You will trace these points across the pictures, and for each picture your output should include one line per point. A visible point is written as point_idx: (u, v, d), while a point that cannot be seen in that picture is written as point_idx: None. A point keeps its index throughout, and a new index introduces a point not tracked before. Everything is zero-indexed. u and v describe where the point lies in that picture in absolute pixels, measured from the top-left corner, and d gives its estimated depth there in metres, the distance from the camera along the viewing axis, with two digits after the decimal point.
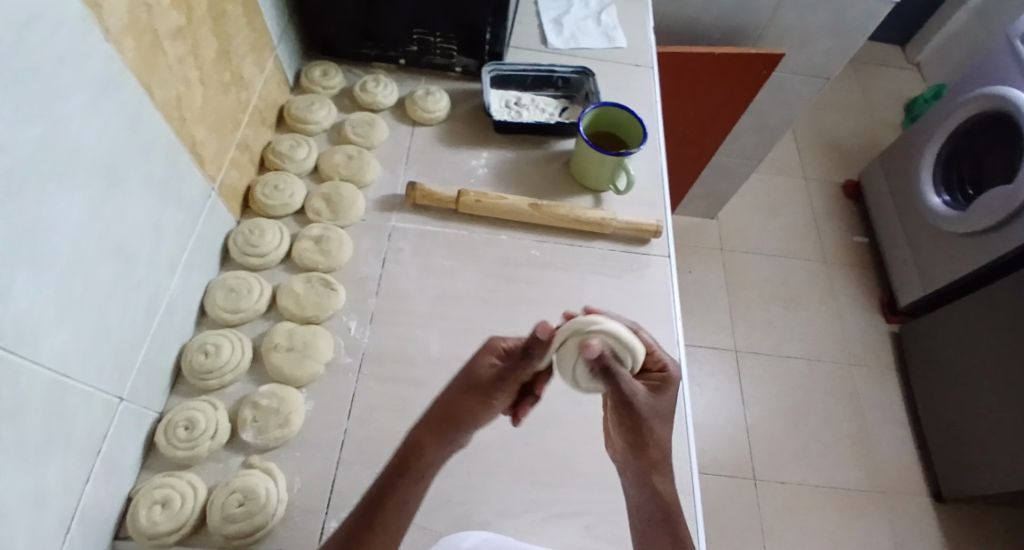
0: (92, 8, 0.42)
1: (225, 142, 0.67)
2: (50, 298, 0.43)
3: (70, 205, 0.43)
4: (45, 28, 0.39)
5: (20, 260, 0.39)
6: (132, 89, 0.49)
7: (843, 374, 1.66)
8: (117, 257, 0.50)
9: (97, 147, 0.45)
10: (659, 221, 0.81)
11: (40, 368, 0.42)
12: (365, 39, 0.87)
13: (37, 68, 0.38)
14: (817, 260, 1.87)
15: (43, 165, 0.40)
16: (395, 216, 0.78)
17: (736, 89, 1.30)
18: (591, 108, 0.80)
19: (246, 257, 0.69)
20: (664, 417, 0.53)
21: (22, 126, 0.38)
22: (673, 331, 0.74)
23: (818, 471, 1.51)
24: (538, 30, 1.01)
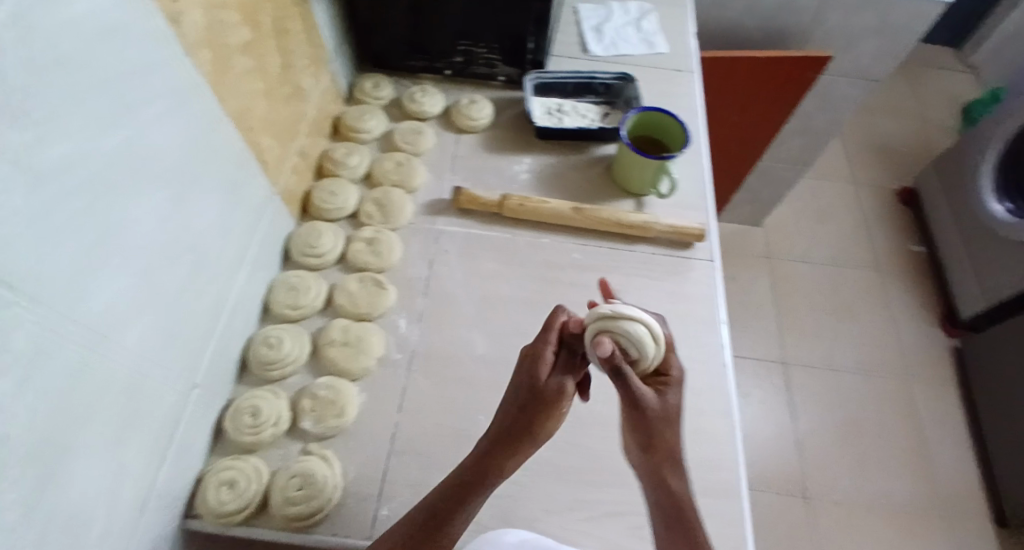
0: (175, 25, 0.47)
1: (286, 150, 0.71)
2: (137, 285, 0.47)
3: (155, 203, 0.48)
4: (134, 41, 0.43)
5: (116, 253, 0.44)
6: (208, 97, 0.53)
7: (898, 386, 1.61)
8: (193, 254, 0.55)
9: (178, 152, 0.50)
10: (703, 225, 0.81)
11: (125, 350, 0.47)
12: (412, 51, 0.91)
13: (127, 76, 0.43)
14: (869, 269, 1.81)
15: (131, 169, 0.45)
16: (442, 220, 0.81)
17: (780, 92, 1.29)
18: (631, 111, 0.81)
19: (305, 257, 0.73)
20: (672, 416, 0.53)
21: (115, 127, 0.42)
22: (719, 334, 0.74)
23: (874, 486, 1.45)
24: (579, 38, 1.03)
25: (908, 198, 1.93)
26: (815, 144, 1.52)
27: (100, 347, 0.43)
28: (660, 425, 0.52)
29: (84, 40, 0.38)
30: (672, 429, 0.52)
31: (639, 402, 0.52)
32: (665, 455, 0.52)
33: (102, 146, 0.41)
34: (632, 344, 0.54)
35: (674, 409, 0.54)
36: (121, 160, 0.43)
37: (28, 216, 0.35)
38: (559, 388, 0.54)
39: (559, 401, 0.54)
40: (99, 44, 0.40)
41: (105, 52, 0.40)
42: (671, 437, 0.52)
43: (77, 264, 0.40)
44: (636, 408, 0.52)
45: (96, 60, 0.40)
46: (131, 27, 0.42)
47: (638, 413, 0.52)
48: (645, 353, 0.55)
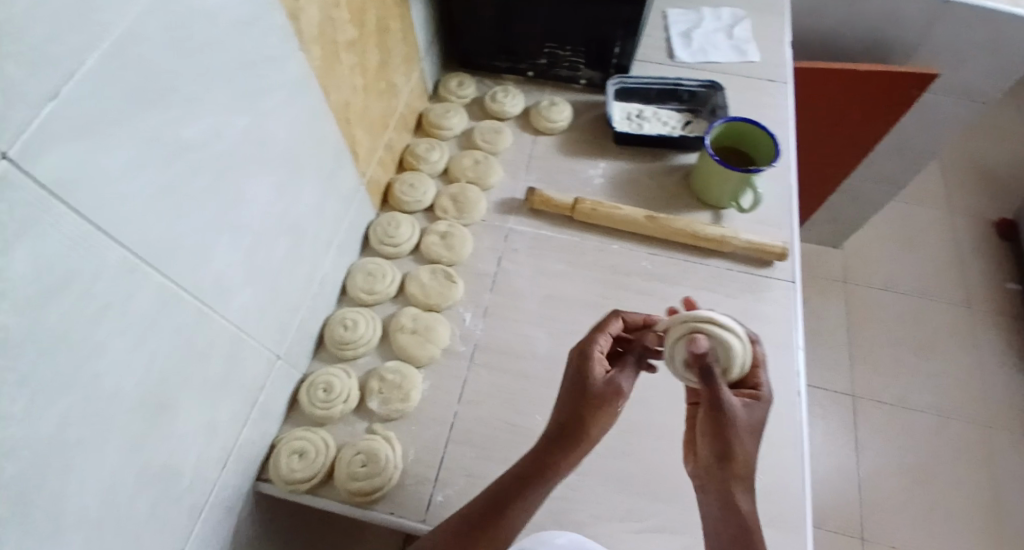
0: (293, 22, 0.51)
1: (376, 142, 0.76)
2: (238, 261, 0.52)
3: (259, 185, 0.53)
4: (257, 37, 0.47)
5: (223, 228, 0.49)
6: (311, 91, 0.57)
7: (976, 433, 1.55)
8: (286, 233, 0.59)
9: (282, 140, 0.55)
10: (786, 244, 0.79)
11: (224, 319, 0.51)
12: (498, 52, 0.93)
13: (247, 69, 0.47)
14: (957, 303, 1.75)
15: (242, 152, 0.49)
16: (512, 219, 0.82)
17: (878, 107, 1.24)
18: (717, 122, 0.80)
19: (382, 246, 0.77)
20: (750, 429, 0.52)
21: (232, 117, 0.46)
22: (794, 360, 0.73)
23: (939, 533, 1.42)
24: (666, 43, 1.02)
25: (1007, 231, 1.84)
26: (909, 167, 1.44)
27: (203, 316, 0.48)
28: (736, 438, 0.51)
29: (214, 35, 0.42)
30: (748, 444, 0.51)
31: (722, 411, 0.51)
32: (734, 470, 0.51)
33: (219, 134, 0.45)
34: (723, 351, 0.56)
35: (756, 422, 0.52)
36: (233, 147, 0.48)
37: (155, 194, 0.40)
38: (612, 388, 0.54)
39: (615, 401, 0.54)
40: (226, 40, 0.44)
41: (231, 42, 0.44)
42: (747, 453, 0.51)
43: (190, 240, 0.45)
44: (717, 417, 0.51)
45: (222, 54, 0.44)
46: (256, 22, 0.46)
47: (720, 423, 0.51)
48: (733, 363, 0.56)
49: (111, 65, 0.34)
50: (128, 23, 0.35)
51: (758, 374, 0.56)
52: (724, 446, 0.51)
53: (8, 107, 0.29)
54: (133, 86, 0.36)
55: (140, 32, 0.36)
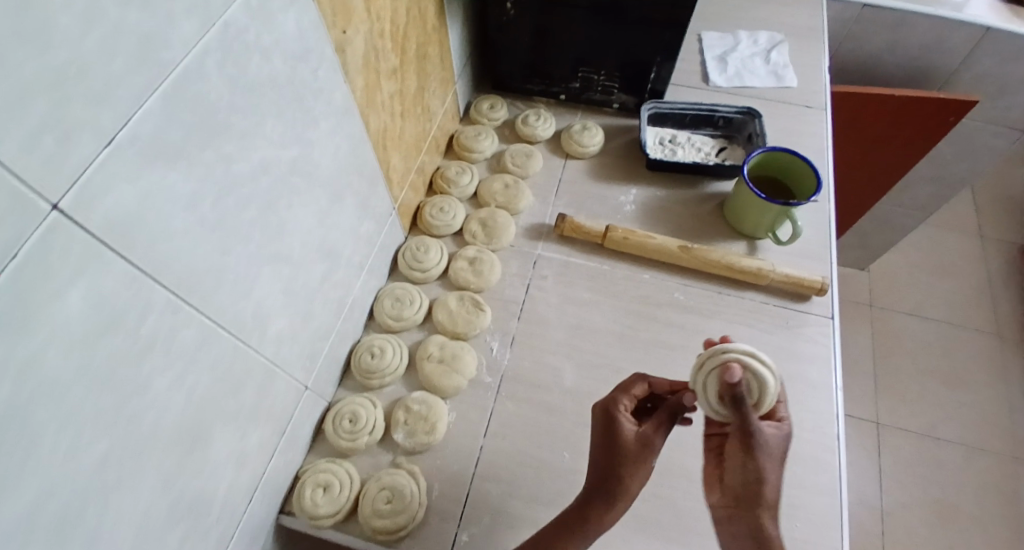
0: (340, 54, 0.52)
1: (409, 166, 0.76)
2: (281, 290, 0.52)
3: (300, 214, 0.52)
4: (309, 68, 0.47)
5: (265, 260, 0.48)
6: (355, 119, 0.58)
7: (1002, 463, 1.51)
8: (324, 259, 0.59)
9: (324, 168, 0.54)
10: (825, 278, 0.77)
11: (264, 350, 0.51)
12: (532, 75, 0.92)
13: (297, 99, 0.47)
14: (989, 334, 1.70)
15: (286, 182, 0.48)
16: (542, 245, 0.81)
17: (915, 133, 1.21)
18: (756, 151, 0.78)
19: (411, 271, 0.76)
20: (775, 456, 0.52)
21: (281, 149, 0.46)
22: (832, 400, 0.71)
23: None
24: (701, 67, 1.00)
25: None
26: (944, 195, 1.41)
27: (243, 350, 0.48)
28: (764, 465, 0.51)
29: (269, 67, 0.42)
30: (773, 474, 0.52)
31: (754, 437, 0.51)
32: (762, 498, 0.51)
33: (267, 167, 0.45)
34: (758, 385, 0.54)
35: (779, 452, 0.53)
36: (279, 179, 0.47)
37: (206, 232, 0.40)
38: (641, 442, 0.55)
39: (646, 456, 0.55)
40: (279, 72, 0.44)
41: (282, 75, 0.44)
42: (774, 481, 0.51)
43: (237, 274, 0.44)
44: (748, 443, 0.51)
45: (275, 87, 0.44)
46: (308, 54, 0.47)
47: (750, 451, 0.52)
48: (766, 398, 0.54)
49: (172, 104, 0.34)
50: (191, 62, 0.35)
51: (779, 407, 0.56)
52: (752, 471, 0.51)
53: (68, 153, 0.29)
54: (192, 124, 0.36)
55: (202, 70, 0.36)
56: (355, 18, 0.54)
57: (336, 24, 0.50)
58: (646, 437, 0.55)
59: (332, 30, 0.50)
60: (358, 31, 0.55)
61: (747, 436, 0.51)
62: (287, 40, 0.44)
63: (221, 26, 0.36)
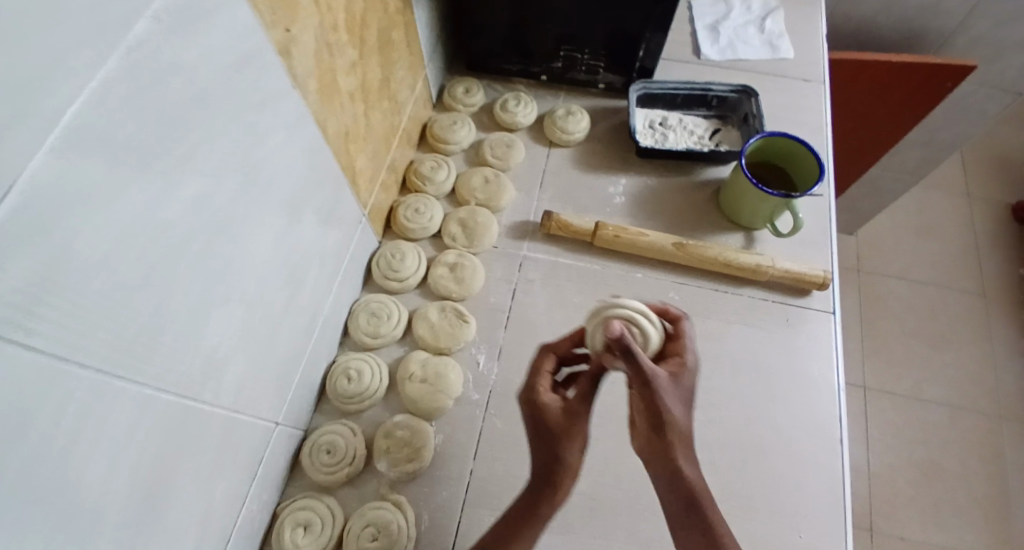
0: (285, 58, 0.45)
1: (379, 166, 0.70)
2: (237, 330, 0.47)
3: (253, 245, 0.46)
4: (247, 80, 0.41)
5: (212, 304, 0.43)
6: (312, 127, 0.52)
7: (982, 421, 1.53)
8: (287, 285, 0.53)
9: (278, 188, 0.48)
10: (827, 272, 0.72)
11: (221, 397, 0.46)
12: (509, 55, 0.85)
13: (236, 118, 0.41)
14: (975, 293, 1.70)
15: (230, 213, 0.43)
16: (527, 244, 0.75)
17: (909, 99, 1.16)
18: (756, 137, 0.72)
19: (387, 281, 0.70)
20: (677, 399, 0.52)
21: (221, 178, 0.41)
22: (836, 401, 0.68)
23: (946, 528, 1.40)
24: (692, 38, 0.93)
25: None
26: (933, 159, 1.37)
27: (195, 406, 0.43)
28: (666, 409, 0.51)
29: (196, 88, 0.36)
30: (679, 410, 0.52)
31: (650, 385, 0.51)
32: (671, 441, 0.53)
33: (207, 202, 0.40)
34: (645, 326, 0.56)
35: (685, 390, 0.53)
36: (225, 212, 0.42)
37: (130, 292, 0.35)
38: (563, 415, 0.55)
39: (574, 427, 0.55)
40: (208, 90, 0.37)
41: (213, 96, 0.38)
42: (678, 421, 0.52)
43: (178, 328, 0.40)
44: (648, 394, 0.51)
45: (206, 109, 0.38)
46: (245, 64, 0.40)
47: (652, 403, 0.52)
48: (650, 340, 0.55)
49: (67, 158, 0.28)
50: (87, 102, 0.29)
51: (682, 345, 0.56)
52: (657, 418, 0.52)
53: None
54: (97, 175, 0.31)
55: (102, 110, 0.30)
56: (302, 14, 0.47)
57: (277, 23, 0.44)
58: (568, 412, 0.55)
59: (273, 32, 0.43)
60: (306, 27, 0.48)
61: (645, 383, 0.51)
62: (216, 53, 0.37)
63: (126, 52, 0.30)
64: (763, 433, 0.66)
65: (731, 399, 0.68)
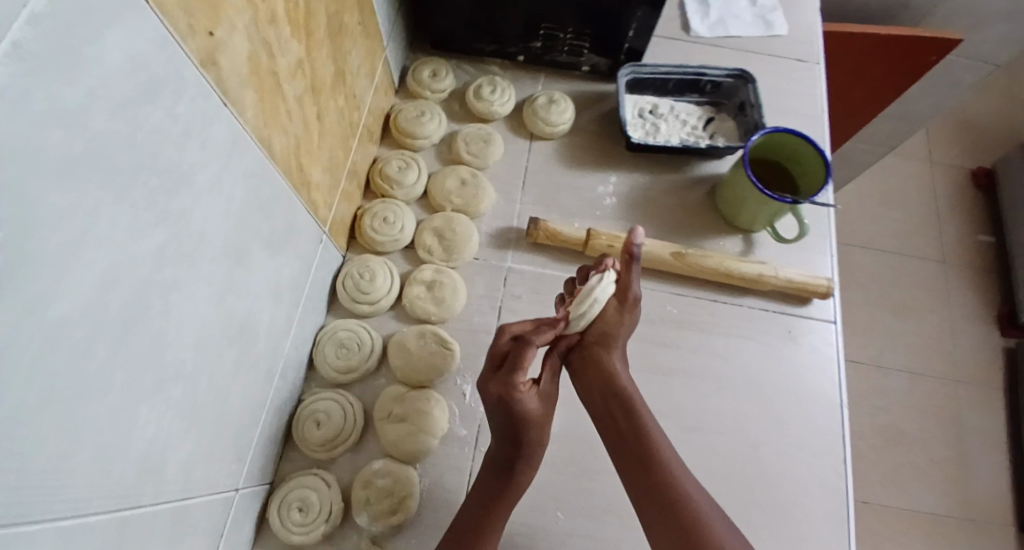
0: (211, 71, 0.35)
1: (338, 173, 0.60)
2: (178, 411, 0.38)
3: (192, 308, 0.37)
4: (159, 110, 0.31)
5: (143, 392, 0.34)
6: (254, 150, 0.42)
7: (941, 385, 1.57)
8: (239, 340, 0.45)
9: (220, 234, 0.39)
10: (830, 279, 0.67)
11: (162, 492, 0.38)
12: (481, 33, 0.75)
13: (150, 162, 0.31)
14: (935, 261, 1.72)
15: (158, 280, 0.34)
16: (512, 255, 0.68)
17: (889, 74, 1.11)
18: (759, 133, 0.65)
19: (355, 304, 0.62)
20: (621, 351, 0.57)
21: (137, 242, 0.31)
22: (839, 418, 0.64)
23: (908, 491, 1.46)
24: (680, 12, 0.85)
25: (984, 181, 1.80)
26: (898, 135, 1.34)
27: (125, 517, 0.35)
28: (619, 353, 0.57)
29: (85, 137, 0.26)
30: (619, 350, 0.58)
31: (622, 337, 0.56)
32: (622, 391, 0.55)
33: (118, 278, 0.30)
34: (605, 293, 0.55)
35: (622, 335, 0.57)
36: (146, 284, 0.33)
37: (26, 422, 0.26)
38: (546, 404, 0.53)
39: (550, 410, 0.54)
40: (104, 136, 0.28)
41: (118, 142, 0.29)
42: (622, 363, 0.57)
43: (96, 439, 0.31)
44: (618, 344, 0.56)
45: (102, 162, 0.28)
46: (153, 91, 0.30)
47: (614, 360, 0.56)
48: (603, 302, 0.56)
49: None
50: None
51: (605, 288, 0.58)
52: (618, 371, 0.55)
53: None
54: None
55: None
56: (230, 8, 0.36)
57: (197, 27, 0.33)
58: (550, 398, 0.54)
59: (191, 41, 0.33)
60: (236, 25, 0.37)
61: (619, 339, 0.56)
62: (108, 84, 0.27)
63: None
64: (768, 456, 0.61)
65: (731, 422, 0.63)
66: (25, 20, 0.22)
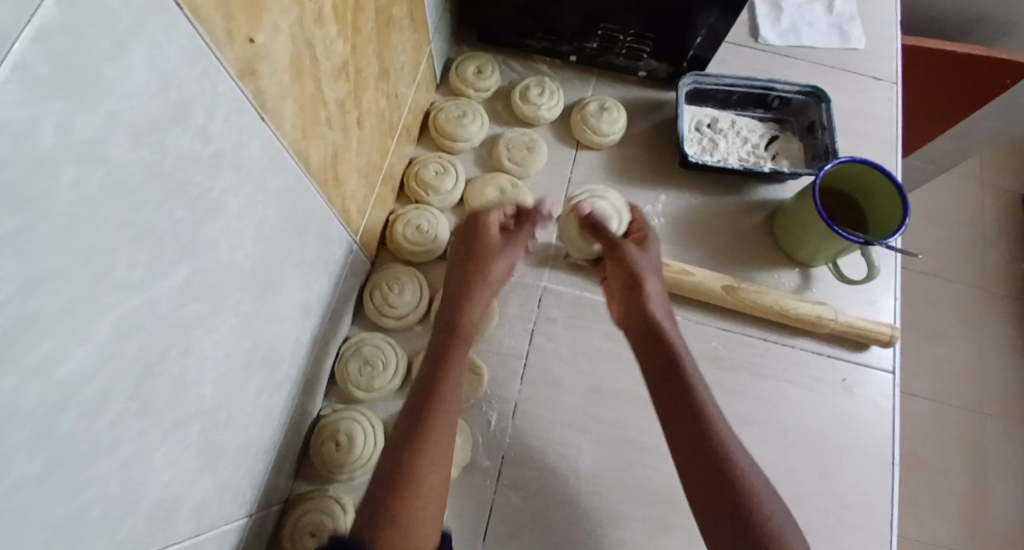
0: (250, 80, 0.31)
1: (373, 177, 0.56)
2: (196, 449, 0.35)
3: (215, 344, 0.34)
4: (191, 130, 0.27)
5: (159, 438, 0.31)
6: (289, 165, 0.38)
7: (973, 424, 1.22)
8: (264, 365, 0.42)
9: (248, 259, 0.36)
10: (893, 327, 0.62)
11: (176, 537, 0.35)
12: (533, 29, 0.69)
13: (176, 190, 0.27)
14: (973, 286, 1.33)
15: (181, 319, 0.30)
16: (548, 274, 0.65)
17: (953, 94, 0.99)
18: (832, 163, 0.59)
19: (382, 318, 0.59)
20: (653, 274, 0.55)
21: (159, 281, 0.27)
22: (890, 480, 0.58)
23: (919, 522, 1.16)
24: (748, 16, 0.78)
25: None
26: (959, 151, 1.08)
27: None
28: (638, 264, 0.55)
29: (104, 170, 0.22)
30: (654, 286, 0.54)
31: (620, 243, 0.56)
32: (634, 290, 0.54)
33: (136, 324, 0.27)
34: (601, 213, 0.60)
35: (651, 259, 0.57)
36: (166, 328, 0.29)
37: (28, 495, 0.22)
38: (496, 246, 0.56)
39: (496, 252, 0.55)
40: (128, 167, 0.23)
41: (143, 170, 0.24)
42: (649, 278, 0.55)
43: (106, 498, 0.28)
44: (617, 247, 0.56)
45: (123, 197, 0.24)
46: (184, 109, 0.26)
47: (631, 275, 0.54)
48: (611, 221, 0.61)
49: None
50: None
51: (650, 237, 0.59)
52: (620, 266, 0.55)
53: None
54: None
55: None
56: (273, 8, 0.31)
57: (236, 32, 0.29)
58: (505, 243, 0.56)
59: (229, 50, 0.28)
60: (279, 28, 0.33)
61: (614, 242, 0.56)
62: (135, 105, 0.23)
63: None
64: (810, 514, 0.57)
65: (773, 475, 0.58)
66: (30, 37, 0.18)
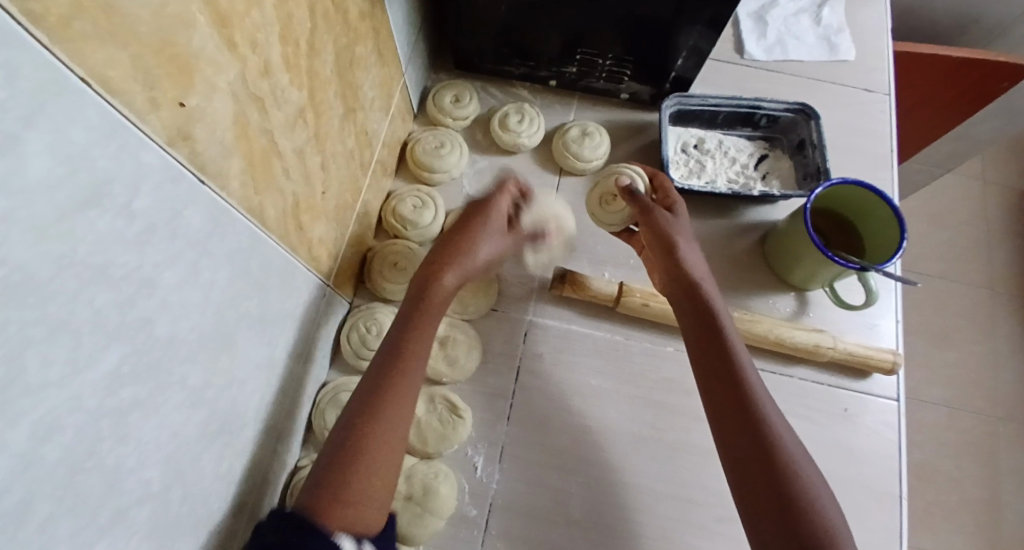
0: (183, 147, 0.29)
1: (345, 218, 0.54)
2: (142, 532, 0.33)
3: (158, 423, 0.32)
4: (109, 211, 0.25)
5: (95, 532, 0.29)
6: (241, 225, 0.36)
7: (985, 430, 1.19)
8: (222, 432, 0.40)
9: (195, 331, 0.34)
10: (895, 353, 0.60)
11: None
12: (510, 55, 0.68)
13: (97, 276, 0.25)
14: (981, 289, 1.30)
15: (111, 407, 0.28)
16: (534, 308, 0.62)
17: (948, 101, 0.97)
18: (824, 186, 0.57)
19: (360, 361, 0.57)
20: (687, 233, 0.53)
21: (80, 374, 0.26)
22: (895, 515, 0.55)
23: (934, 534, 1.12)
24: (734, 31, 0.76)
25: None
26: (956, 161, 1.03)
27: None
28: (676, 234, 0.52)
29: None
30: (691, 247, 0.52)
31: (651, 210, 0.54)
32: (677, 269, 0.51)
33: (55, 424, 0.25)
34: (629, 180, 0.61)
35: (684, 224, 0.54)
36: (93, 420, 0.27)
37: None
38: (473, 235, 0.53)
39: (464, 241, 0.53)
40: (29, 269, 0.22)
41: (49, 267, 0.23)
42: (691, 248, 0.52)
43: None
44: (652, 216, 0.54)
45: (28, 295, 0.22)
46: (101, 191, 0.24)
47: (667, 240, 0.52)
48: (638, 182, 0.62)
49: None
50: None
51: (676, 195, 0.57)
52: (658, 234, 0.53)
53: None
54: None
55: None
56: (208, 68, 0.30)
57: (161, 99, 0.27)
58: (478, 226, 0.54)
59: (154, 118, 0.27)
60: (216, 87, 0.31)
61: (646, 210, 0.54)
62: (35, 198, 0.21)
63: None
64: None
65: None
66: None
